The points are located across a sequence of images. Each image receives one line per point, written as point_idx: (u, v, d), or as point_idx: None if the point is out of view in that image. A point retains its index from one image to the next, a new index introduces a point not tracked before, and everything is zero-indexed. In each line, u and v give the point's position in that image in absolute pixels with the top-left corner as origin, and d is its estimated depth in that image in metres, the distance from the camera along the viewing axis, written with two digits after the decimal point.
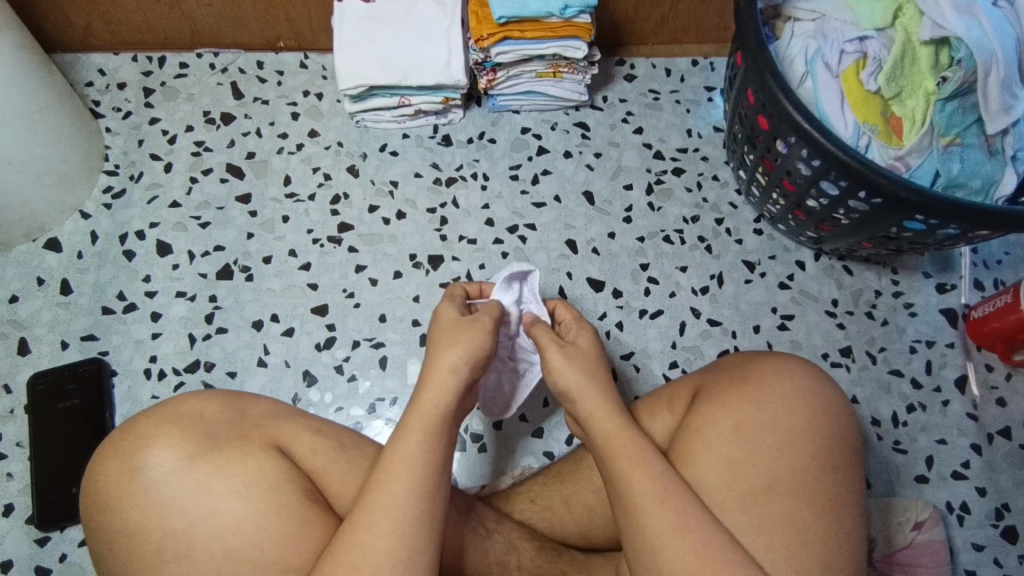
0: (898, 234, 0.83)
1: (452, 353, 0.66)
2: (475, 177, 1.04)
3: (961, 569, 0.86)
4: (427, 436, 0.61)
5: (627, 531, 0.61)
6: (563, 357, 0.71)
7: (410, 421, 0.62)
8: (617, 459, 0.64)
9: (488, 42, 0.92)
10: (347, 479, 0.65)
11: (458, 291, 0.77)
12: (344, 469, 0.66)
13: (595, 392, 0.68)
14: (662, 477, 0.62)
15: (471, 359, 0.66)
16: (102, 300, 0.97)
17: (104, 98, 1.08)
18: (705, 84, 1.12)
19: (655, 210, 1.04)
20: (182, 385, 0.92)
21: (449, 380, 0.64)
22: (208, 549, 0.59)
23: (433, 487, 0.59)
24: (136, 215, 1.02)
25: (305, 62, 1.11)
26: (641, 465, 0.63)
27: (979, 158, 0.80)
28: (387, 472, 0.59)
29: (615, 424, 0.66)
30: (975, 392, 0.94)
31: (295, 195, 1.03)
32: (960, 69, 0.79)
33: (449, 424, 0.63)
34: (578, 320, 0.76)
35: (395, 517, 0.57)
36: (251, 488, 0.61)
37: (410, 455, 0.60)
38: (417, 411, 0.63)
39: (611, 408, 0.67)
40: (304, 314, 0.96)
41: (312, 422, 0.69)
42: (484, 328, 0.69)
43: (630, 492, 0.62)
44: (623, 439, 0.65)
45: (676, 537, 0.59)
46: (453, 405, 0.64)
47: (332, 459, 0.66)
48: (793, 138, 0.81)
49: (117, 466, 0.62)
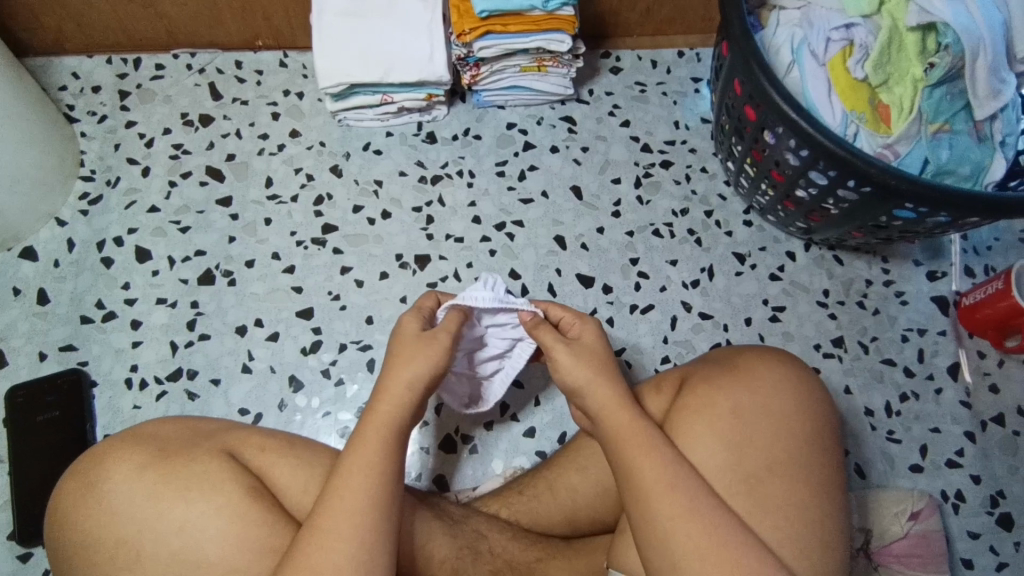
0: (888, 223, 0.82)
1: (412, 369, 0.64)
2: (460, 174, 1.03)
3: (957, 558, 0.86)
4: (383, 444, 0.60)
5: (638, 519, 0.60)
6: (569, 351, 0.69)
7: (365, 429, 0.61)
8: (626, 446, 0.63)
9: (470, 37, 0.90)
10: (295, 477, 0.64)
11: (428, 303, 0.72)
12: (291, 467, 0.65)
13: (600, 379, 0.67)
14: (670, 463, 0.61)
15: (426, 381, 0.65)
16: (81, 310, 0.94)
17: (78, 102, 1.05)
18: (691, 75, 1.10)
19: (644, 203, 1.02)
20: (165, 394, 0.90)
21: (401, 392, 0.63)
22: (157, 556, 0.59)
23: (387, 493, 0.58)
24: (114, 221, 0.99)
25: (285, 60, 1.09)
26: (648, 451, 0.62)
27: (968, 144, 0.80)
28: (345, 477, 0.58)
29: (620, 411, 0.65)
30: (968, 379, 0.94)
31: (277, 197, 1.01)
32: (948, 55, 0.78)
33: (403, 432, 0.62)
34: (579, 317, 0.72)
35: (354, 523, 0.56)
36: (201, 495, 0.60)
37: (367, 462, 0.59)
38: (372, 419, 0.62)
39: (616, 396, 0.66)
40: (289, 318, 0.94)
41: (269, 432, 0.69)
42: (445, 346, 0.67)
43: (641, 478, 0.61)
44: (629, 425, 0.64)
45: (689, 523, 0.58)
46: (406, 416, 0.63)
47: (279, 458, 0.65)
48: (781, 128, 0.79)
49: (74, 480, 0.62)
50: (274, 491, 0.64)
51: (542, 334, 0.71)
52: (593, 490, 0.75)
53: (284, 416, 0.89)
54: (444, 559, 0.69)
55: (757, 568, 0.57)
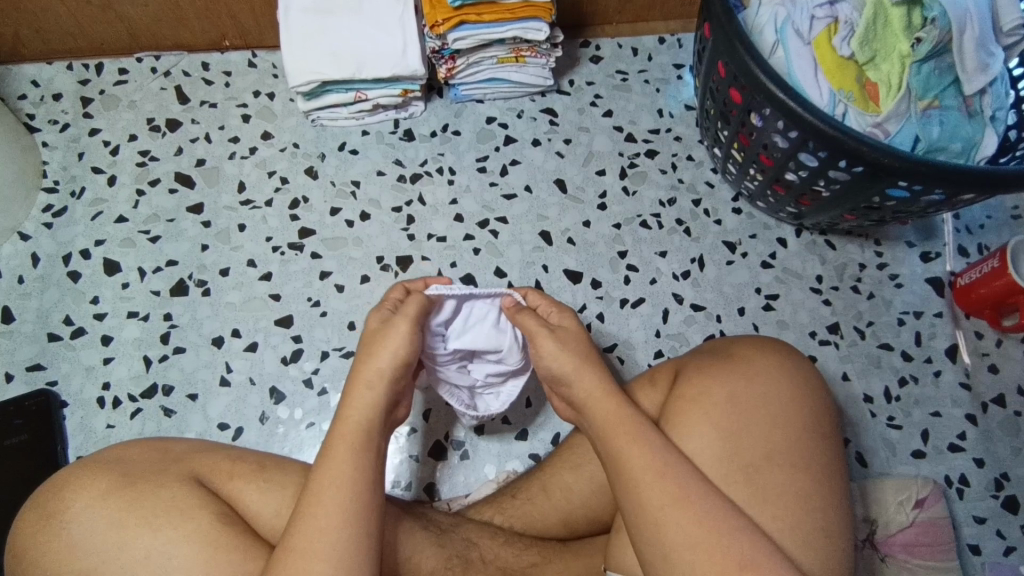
0: (881, 204, 0.80)
1: (371, 365, 0.61)
2: (440, 171, 1.00)
3: (964, 544, 0.84)
4: (354, 454, 0.57)
5: (629, 509, 0.57)
6: (555, 338, 0.66)
7: (334, 439, 0.58)
8: (616, 436, 0.60)
9: (444, 28, 0.86)
10: (266, 502, 0.62)
11: (397, 293, 0.68)
12: (261, 491, 0.62)
13: (587, 369, 0.64)
14: (661, 450, 0.58)
15: (384, 377, 0.61)
16: (48, 327, 0.90)
17: (39, 110, 1.01)
18: (673, 61, 1.08)
19: (630, 194, 1.00)
20: (140, 412, 0.87)
21: (365, 396, 0.60)
22: None
23: (364, 507, 0.55)
24: (80, 233, 0.95)
25: (254, 61, 1.05)
26: (637, 439, 0.59)
27: (959, 119, 0.77)
28: (319, 492, 0.55)
29: (609, 402, 0.62)
30: (966, 361, 0.92)
31: (251, 202, 0.97)
32: (934, 29, 0.75)
33: (377, 438, 0.59)
34: (557, 304, 0.71)
35: (332, 540, 0.53)
36: (166, 523, 0.57)
37: (341, 475, 0.56)
38: (340, 429, 0.59)
39: (605, 386, 0.63)
40: (267, 327, 0.91)
41: (237, 452, 0.66)
42: (403, 332, 0.63)
43: (631, 468, 0.58)
44: (619, 415, 0.61)
45: (682, 511, 0.55)
46: (377, 421, 0.60)
47: (249, 483, 0.62)
48: (768, 110, 0.77)
49: (34, 510, 0.59)
50: (245, 518, 0.61)
51: (523, 318, 0.68)
52: (587, 488, 0.72)
53: (266, 430, 0.86)
54: (433, 570, 0.66)
55: (755, 555, 0.54)
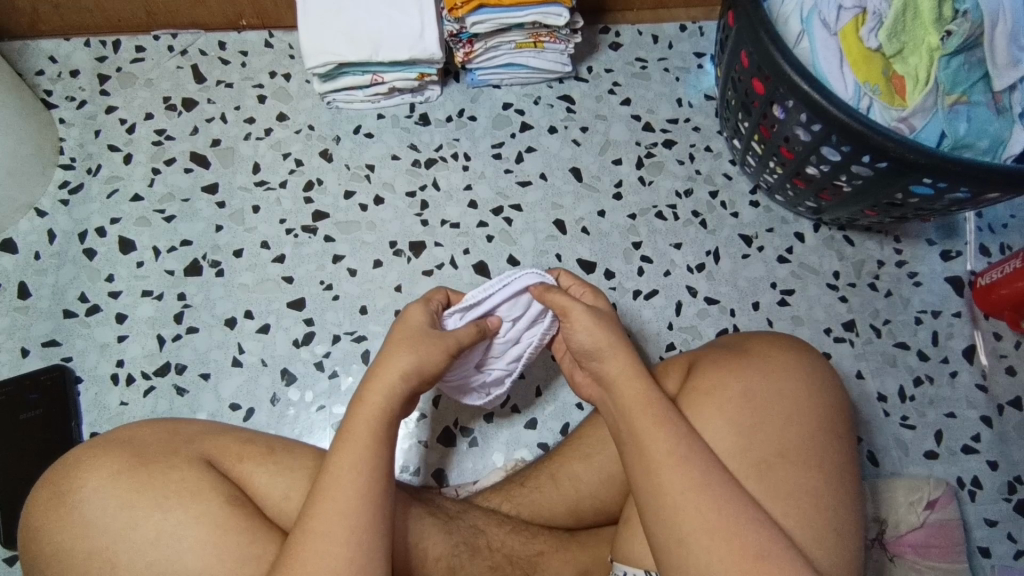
0: (904, 201, 0.78)
1: (405, 357, 0.60)
2: (455, 157, 0.99)
3: (974, 546, 0.84)
4: (373, 441, 0.57)
5: (646, 494, 0.57)
6: (589, 315, 0.64)
7: (355, 423, 0.57)
8: (639, 418, 0.59)
9: (462, 11, 0.85)
10: (276, 486, 0.62)
11: (439, 296, 0.68)
12: (271, 474, 0.62)
13: (612, 350, 0.63)
14: (681, 437, 0.58)
15: (419, 370, 0.60)
16: (64, 303, 0.91)
17: (56, 87, 1.01)
18: (694, 50, 1.06)
19: (646, 184, 0.99)
20: (153, 390, 0.87)
21: (396, 385, 0.59)
22: (131, 567, 0.56)
23: (382, 492, 0.55)
24: (96, 211, 0.96)
25: (270, 41, 1.04)
26: (657, 423, 0.59)
27: (987, 116, 0.75)
28: (336, 477, 0.54)
29: (634, 383, 0.61)
30: (984, 362, 0.91)
31: (266, 183, 0.97)
32: (966, 22, 0.73)
33: (394, 426, 0.59)
34: (590, 287, 0.70)
35: (351, 524, 0.53)
36: (176, 505, 0.58)
37: (359, 462, 0.55)
38: (361, 411, 0.58)
39: (632, 367, 0.62)
40: (280, 309, 0.91)
41: (246, 434, 0.66)
42: (444, 351, 0.63)
43: (652, 450, 0.57)
44: (643, 397, 0.60)
45: (699, 498, 0.55)
46: (398, 408, 0.59)
47: (259, 466, 0.63)
48: (792, 102, 0.75)
49: (48, 488, 0.59)
50: (254, 500, 0.62)
51: (553, 295, 0.66)
52: (597, 478, 0.71)
53: (276, 411, 0.87)
54: (440, 557, 0.66)
55: (771, 547, 0.54)
